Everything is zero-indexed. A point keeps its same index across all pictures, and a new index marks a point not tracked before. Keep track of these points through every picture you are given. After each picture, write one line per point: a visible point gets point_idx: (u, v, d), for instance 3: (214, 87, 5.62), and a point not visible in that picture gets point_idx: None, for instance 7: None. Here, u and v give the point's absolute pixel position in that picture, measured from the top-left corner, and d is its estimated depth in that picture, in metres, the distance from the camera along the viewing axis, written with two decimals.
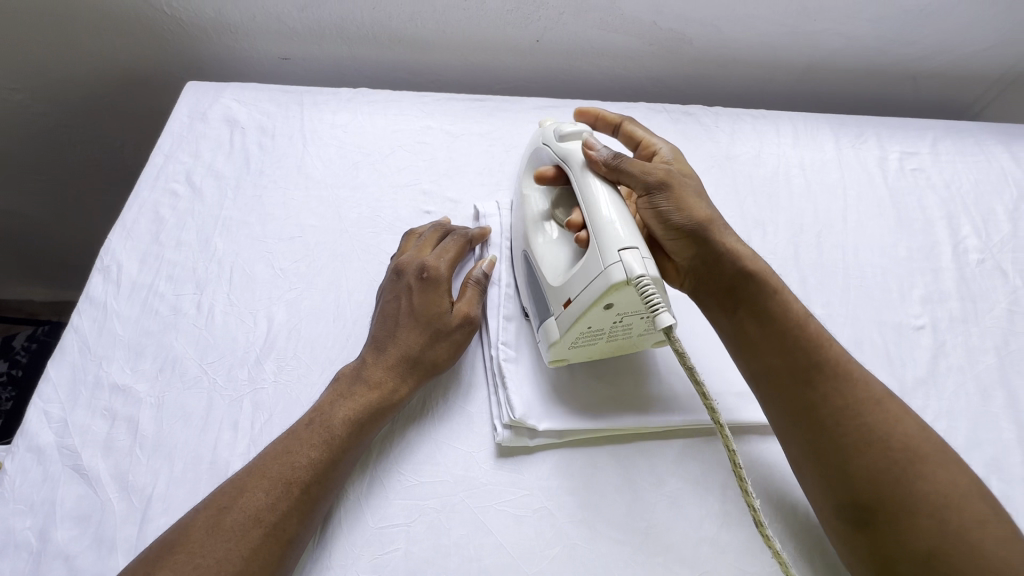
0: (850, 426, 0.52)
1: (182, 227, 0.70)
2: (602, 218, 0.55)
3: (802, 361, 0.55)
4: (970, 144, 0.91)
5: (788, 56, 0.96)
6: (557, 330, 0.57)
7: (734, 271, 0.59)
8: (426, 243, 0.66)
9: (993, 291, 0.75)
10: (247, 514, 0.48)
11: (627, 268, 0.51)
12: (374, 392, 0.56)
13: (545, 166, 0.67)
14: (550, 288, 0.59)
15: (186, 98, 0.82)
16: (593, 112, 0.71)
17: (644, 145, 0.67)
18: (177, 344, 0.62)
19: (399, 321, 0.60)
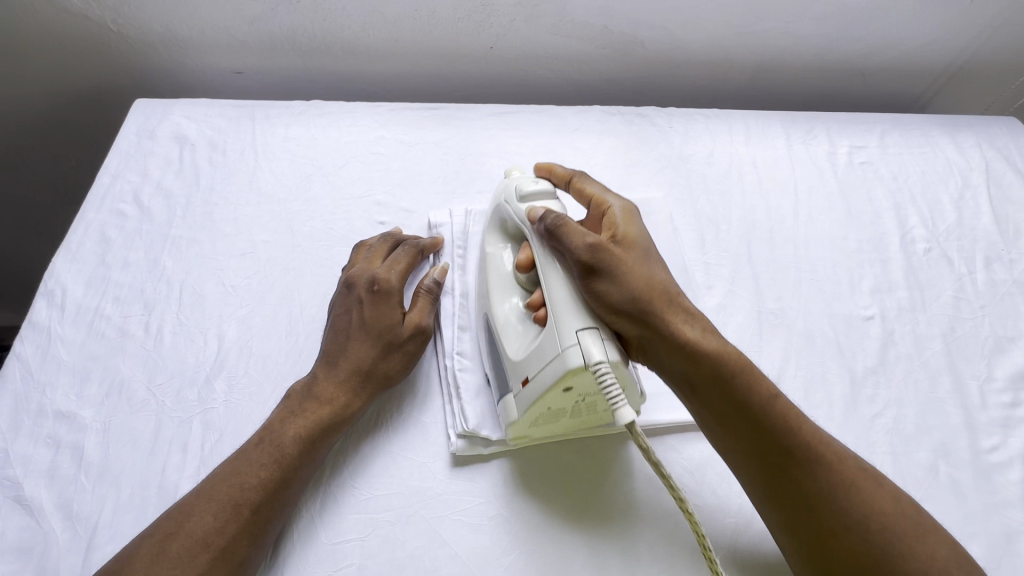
0: (804, 485, 0.50)
1: (130, 247, 0.69)
2: (559, 299, 0.54)
3: (768, 446, 0.51)
4: (916, 136, 0.93)
5: (739, 55, 0.98)
6: (515, 410, 0.55)
7: (688, 355, 0.53)
8: (375, 255, 0.66)
9: (939, 279, 0.77)
10: (198, 538, 0.48)
11: (584, 351, 0.50)
12: (326, 407, 0.56)
13: (507, 225, 0.65)
14: (509, 362, 0.57)
15: (133, 116, 0.81)
16: (546, 168, 0.68)
17: (596, 203, 0.63)
18: (124, 367, 0.61)
19: (351, 334, 0.60)
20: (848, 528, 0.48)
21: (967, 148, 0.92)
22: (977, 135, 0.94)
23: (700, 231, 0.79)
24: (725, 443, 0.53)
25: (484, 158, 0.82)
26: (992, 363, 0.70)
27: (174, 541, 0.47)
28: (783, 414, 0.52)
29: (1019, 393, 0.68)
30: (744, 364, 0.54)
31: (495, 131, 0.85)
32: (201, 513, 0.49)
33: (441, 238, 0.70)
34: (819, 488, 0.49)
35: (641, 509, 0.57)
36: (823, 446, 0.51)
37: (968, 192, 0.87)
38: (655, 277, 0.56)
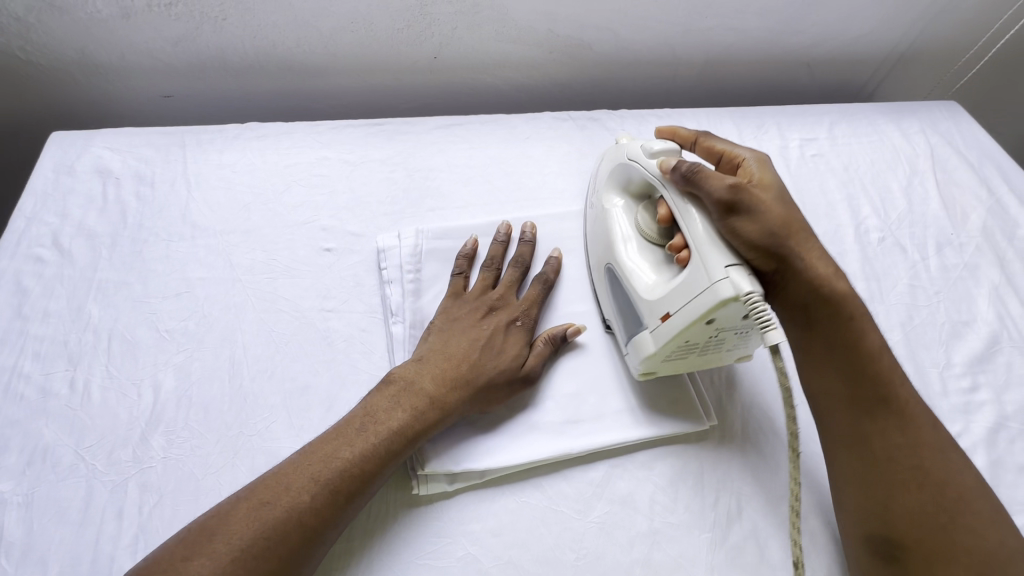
0: (893, 437, 0.54)
1: (50, 295, 0.64)
2: (700, 236, 0.56)
3: (870, 391, 0.55)
4: (863, 125, 0.94)
5: (686, 53, 0.97)
6: (653, 345, 0.58)
7: (812, 292, 0.58)
8: (508, 278, 0.67)
9: (894, 268, 0.78)
10: (227, 552, 0.44)
11: (736, 284, 0.52)
12: (429, 412, 0.55)
13: (631, 180, 0.67)
14: (643, 302, 0.59)
15: (48, 150, 0.75)
16: (670, 129, 0.69)
17: (727, 156, 0.64)
18: (48, 431, 0.56)
19: (483, 348, 0.60)
20: (924, 487, 0.51)
21: (912, 135, 0.93)
22: (921, 121, 0.96)
23: None
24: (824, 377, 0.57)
25: (434, 173, 0.79)
26: (950, 349, 0.71)
27: (192, 560, 0.43)
28: (886, 365, 0.56)
29: (978, 376, 0.69)
30: (863, 307, 0.59)
31: (444, 144, 0.82)
32: (233, 529, 0.45)
33: (562, 256, 0.70)
34: (914, 457, 0.53)
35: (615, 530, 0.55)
36: (919, 409, 0.55)
37: (916, 178, 0.88)
38: (788, 221, 0.58)
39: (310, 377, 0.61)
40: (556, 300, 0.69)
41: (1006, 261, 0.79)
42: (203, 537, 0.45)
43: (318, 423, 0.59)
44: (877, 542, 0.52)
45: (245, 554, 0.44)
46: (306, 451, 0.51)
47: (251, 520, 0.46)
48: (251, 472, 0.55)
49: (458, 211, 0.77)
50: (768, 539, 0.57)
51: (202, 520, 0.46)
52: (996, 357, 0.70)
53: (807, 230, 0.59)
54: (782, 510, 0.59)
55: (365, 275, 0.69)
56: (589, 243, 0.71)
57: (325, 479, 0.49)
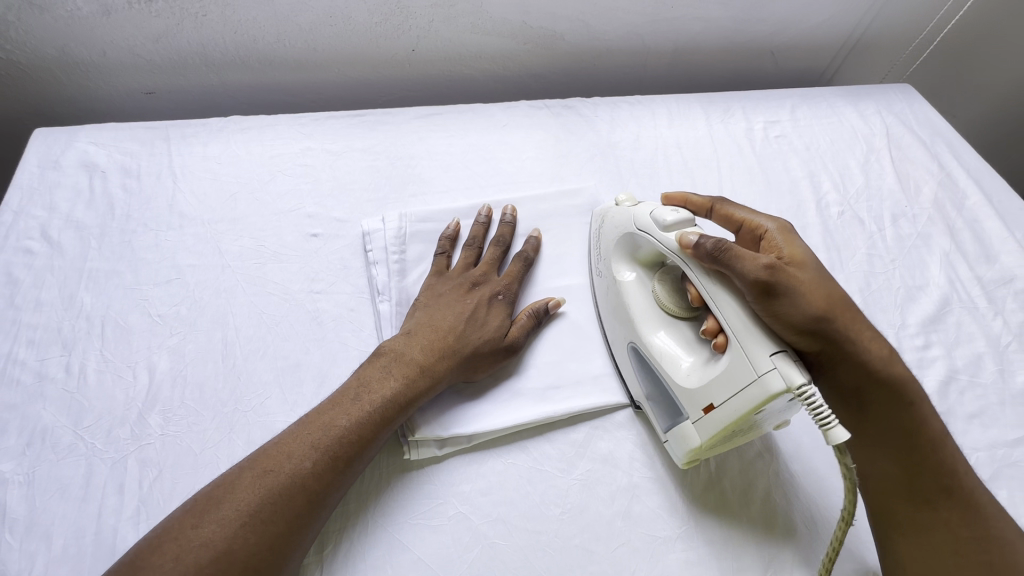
0: (959, 530, 0.52)
1: (42, 285, 0.65)
2: (739, 323, 0.53)
3: (933, 480, 0.54)
4: (824, 108, 0.99)
5: (655, 42, 1.01)
6: (700, 437, 0.56)
7: (871, 378, 0.55)
8: (490, 257, 0.70)
9: (854, 239, 0.83)
10: (237, 517, 0.46)
11: (786, 375, 0.49)
12: (420, 381, 0.58)
13: (642, 250, 0.64)
14: (684, 391, 0.57)
15: (33, 146, 0.76)
16: (681, 196, 0.69)
17: (748, 225, 0.62)
18: (46, 413, 0.57)
19: (468, 320, 0.63)
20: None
21: (869, 116, 0.99)
22: (877, 102, 1.01)
23: None
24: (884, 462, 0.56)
25: (416, 161, 0.82)
26: (905, 311, 0.76)
27: (202, 527, 0.46)
28: (950, 452, 0.55)
29: (930, 335, 0.74)
30: (918, 385, 0.57)
31: (424, 133, 0.85)
32: (241, 496, 0.48)
33: (541, 236, 0.74)
34: (979, 551, 0.51)
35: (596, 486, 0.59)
36: (987, 498, 0.54)
37: (872, 156, 0.94)
38: (836, 299, 0.55)
39: (301, 355, 0.64)
40: (535, 276, 0.72)
41: (955, 230, 0.85)
42: (211, 505, 0.47)
43: (311, 397, 0.61)
44: None
45: (255, 518, 0.47)
46: (302, 422, 0.53)
47: (259, 488, 0.48)
48: (247, 445, 0.58)
49: (440, 196, 0.79)
50: (741, 486, 0.60)
51: (208, 490, 0.48)
52: (947, 317, 0.76)
53: (850, 303, 0.57)
54: (752, 458, 0.62)
55: (351, 259, 0.72)
56: (602, 316, 0.69)
57: (325, 446, 0.52)
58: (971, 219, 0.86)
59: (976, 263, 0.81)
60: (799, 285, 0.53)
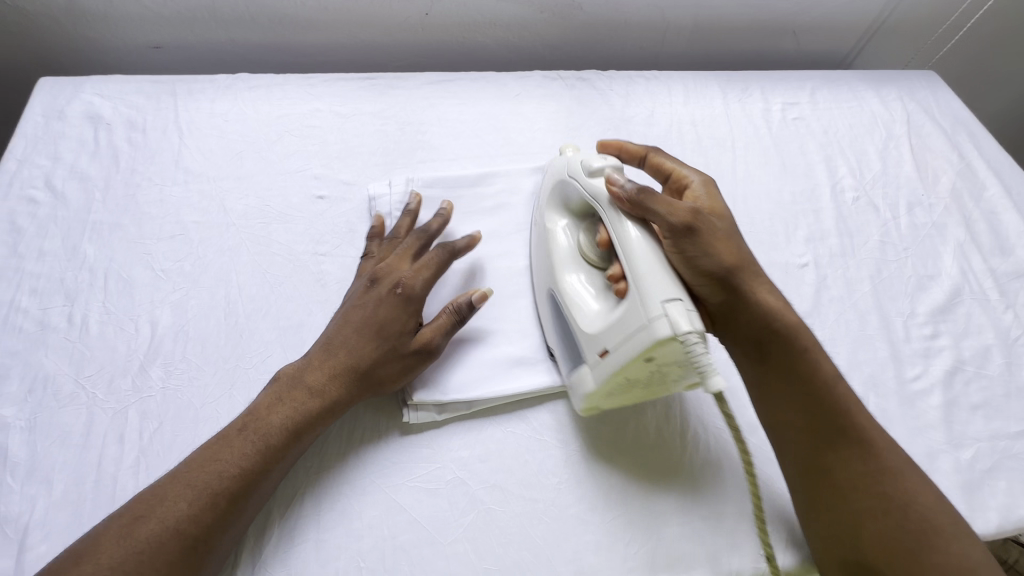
0: (853, 465, 0.54)
1: (45, 234, 0.65)
2: (637, 267, 0.53)
3: (827, 420, 0.56)
4: (844, 92, 0.97)
5: (675, 16, 0.99)
6: (594, 382, 0.56)
7: (766, 325, 0.59)
8: (404, 253, 0.63)
9: (867, 225, 0.81)
10: (169, 525, 0.45)
11: (673, 322, 0.50)
12: (314, 399, 0.54)
13: (572, 198, 0.64)
14: (584, 335, 0.57)
15: (38, 95, 0.75)
16: (616, 143, 0.69)
17: (674, 177, 0.65)
18: (47, 361, 0.57)
19: (359, 330, 0.57)
20: (887, 513, 0.51)
21: (890, 102, 0.96)
22: (899, 88, 0.98)
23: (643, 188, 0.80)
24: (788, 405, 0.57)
25: (426, 127, 0.81)
26: (915, 300, 0.75)
27: (143, 523, 0.45)
28: (843, 391, 0.57)
29: (939, 325, 0.73)
30: (811, 334, 0.60)
31: (434, 99, 0.83)
32: (178, 495, 0.46)
33: (477, 238, 0.65)
34: (876, 483, 0.53)
35: (597, 456, 0.59)
36: (877, 432, 0.55)
37: (891, 142, 0.91)
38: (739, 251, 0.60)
39: (304, 316, 0.63)
40: None
41: (971, 220, 0.83)
42: (157, 498, 0.46)
43: None
44: (851, 567, 0.52)
45: (182, 528, 0.45)
46: (219, 436, 0.51)
47: (153, 518, 0.45)
48: (247, 402, 0.58)
49: (449, 163, 0.78)
50: (739, 466, 0.60)
51: (156, 484, 0.47)
52: (957, 308, 0.75)
53: (754, 260, 0.62)
54: (757, 443, 0.62)
55: (357, 222, 0.71)
56: (533, 265, 0.69)
57: (264, 443, 0.50)
58: (988, 210, 0.85)
59: (990, 255, 0.80)
60: (710, 235, 0.57)
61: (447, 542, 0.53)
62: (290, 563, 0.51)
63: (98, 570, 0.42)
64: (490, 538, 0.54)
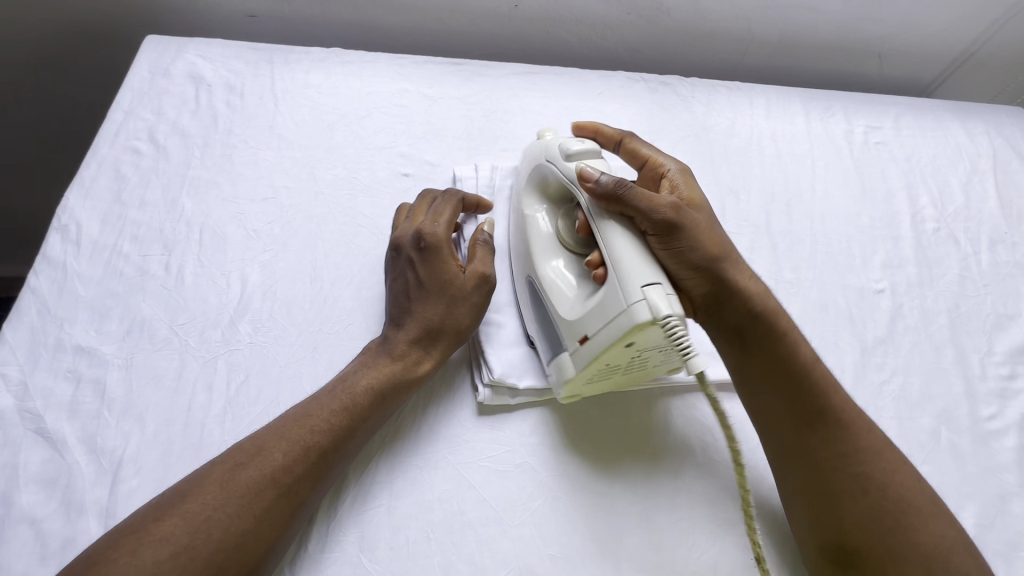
0: (835, 448, 0.53)
1: (146, 185, 0.67)
2: (621, 252, 0.51)
3: (807, 406, 0.54)
4: (929, 120, 0.95)
5: (761, 29, 0.98)
6: (573, 368, 0.54)
7: (751, 313, 0.56)
8: (417, 211, 0.62)
9: (947, 257, 0.80)
10: (267, 475, 0.47)
11: (653, 306, 0.47)
12: (398, 364, 0.55)
13: (549, 181, 0.62)
14: (564, 322, 0.55)
15: (145, 52, 0.77)
16: (592, 127, 0.66)
17: (651, 164, 0.62)
18: (145, 306, 0.60)
19: (411, 295, 0.57)
20: (867, 493, 0.51)
21: (976, 135, 0.94)
22: (986, 122, 0.96)
23: (721, 199, 0.79)
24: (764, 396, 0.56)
25: (509, 116, 0.81)
26: (993, 338, 0.73)
27: (245, 469, 0.47)
28: (822, 376, 0.55)
29: (1016, 366, 0.71)
30: (790, 318, 0.57)
31: (519, 90, 0.84)
32: (275, 448, 0.48)
33: (486, 200, 0.67)
34: (857, 467, 0.52)
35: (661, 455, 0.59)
36: (853, 415, 0.55)
37: (976, 176, 0.89)
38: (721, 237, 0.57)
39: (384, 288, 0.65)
40: None
41: None
42: (255, 450, 0.48)
43: None
44: (833, 550, 0.51)
45: (279, 478, 0.47)
46: (310, 397, 0.52)
47: (253, 466, 0.47)
48: (328, 365, 0.59)
49: None
50: None
51: (254, 437, 0.49)
52: None
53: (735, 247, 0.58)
54: None
55: None
56: (511, 249, 0.67)
57: (352, 406, 0.52)
58: None
59: None
60: (696, 225, 0.54)
61: (514, 524, 0.54)
62: (363, 525, 0.52)
63: (202, 511, 0.44)
64: (557, 525, 0.54)
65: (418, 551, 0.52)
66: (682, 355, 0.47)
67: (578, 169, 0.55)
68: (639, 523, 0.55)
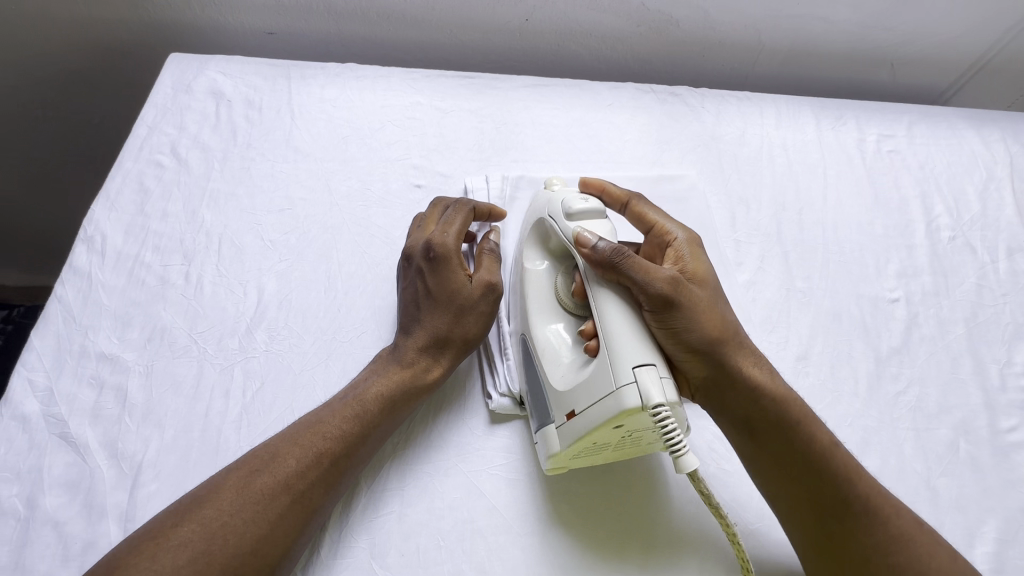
0: (862, 539, 0.51)
1: (168, 197, 0.69)
2: (617, 329, 0.51)
3: (829, 496, 0.52)
4: (943, 128, 0.94)
5: (771, 39, 0.98)
6: (557, 442, 0.53)
7: (758, 398, 0.54)
8: (430, 220, 0.63)
9: (963, 266, 0.79)
10: (280, 481, 0.48)
11: (643, 391, 0.47)
12: (407, 371, 0.56)
13: (550, 237, 0.61)
14: (552, 392, 0.54)
15: (169, 69, 0.80)
16: (598, 184, 0.65)
17: (657, 230, 0.61)
18: (165, 314, 0.61)
19: (420, 303, 0.58)
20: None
21: (992, 142, 0.93)
22: (1002, 129, 0.95)
23: (731, 209, 0.79)
24: (776, 487, 0.54)
25: (520, 128, 0.83)
26: (1012, 348, 0.72)
27: (260, 475, 0.48)
28: (841, 461, 0.54)
29: None
30: (803, 401, 0.56)
31: (530, 102, 0.86)
32: (288, 455, 0.49)
33: (498, 208, 0.66)
34: (888, 556, 0.50)
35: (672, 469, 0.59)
36: (882, 500, 0.53)
37: (993, 184, 0.88)
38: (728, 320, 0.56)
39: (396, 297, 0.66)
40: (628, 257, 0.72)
41: None
42: (269, 456, 0.49)
43: None
44: None
45: (292, 484, 0.48)
46: (323, 404, 0.54)
47: (268, 472, 0.48)
48: (342, 374, 0.60)
49: (540, 164, 0.80)
50: None
51: (269, 443, 0.50)
52: None
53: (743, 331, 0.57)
54: None
55: None
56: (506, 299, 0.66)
57: (362, 413, 0.53)
58: None
59: None
60: (697, 304, 0.54)
61: (524, 533, 0.54)
62: (374, 532, 0.53)
63: (219, 516, 0.45)
64: (567, 534, 0.55)
65: (428, 558, 0.52)
66: (675, 452, 0.47)
67: (579, 233, 0.55)
68: (651, 561, 0.54)
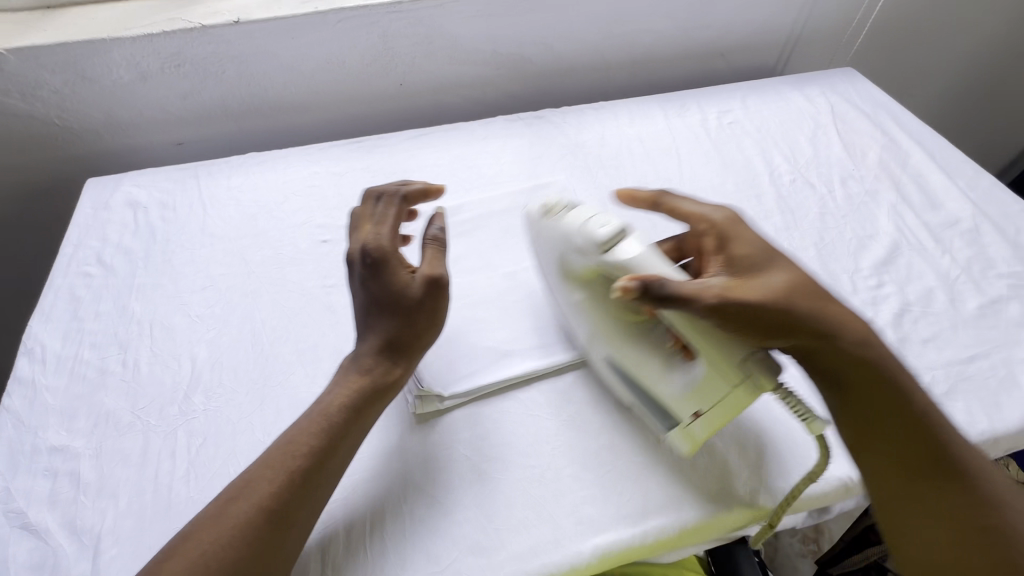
0: (941, 469, 0.55)
1: (99, 301, 0.77)
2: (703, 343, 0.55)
3: (900, 433, 0.56)
4: (771, 95, 1.10)
5: (613, 55, 1.14)
6: (691, 437, 0.60)
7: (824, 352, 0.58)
8: (366, 221, 0.70)
9: (806, 202, 0.91)
10: (254, 505, 0.53)
11: (766, 371, 0.54)
12: (364, 378, 0.62)
13: (577, 266, 0.64)
14: (672, 404, 0.60)
15: (87, 193, 0.90)
16: (625, 194, 0.71)
17: (695, 221, 0.65)
18: (107, 400, 0.68)
19: (369, 309, 0.65)
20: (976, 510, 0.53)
21: (814, 97, 1.09)
22: (821, 85, 1.11)
23: (602, 199, 0.91)
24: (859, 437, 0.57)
25: (408, 174, 0.94)
26: (858, 257, 0.83)
27: (235, 504, 0.53)
28: (908, 394, 0.57)
29: (882, 275, 0.81)
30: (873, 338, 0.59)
31: (414, 150, 0.98)
32: (262, 481, 0.55)
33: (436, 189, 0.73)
34: (961, 484, 0.54)
35: (693, 500, 0.61)
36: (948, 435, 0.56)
37: (820, 130, 1.03)
38: (789, 286, 0.59)
39: (318, 337, 0.73)
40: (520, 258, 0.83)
41: (901, 185, 0.93)
42: (244, 487, 0.54)
43: (328, 370, 0.71)
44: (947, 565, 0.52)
45: (267, 504, 0.53)
46: (293, 428, 0.59)
47: (241, 500, 0.53)
48: (276, 414, 0.67)
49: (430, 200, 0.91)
50: None
51: (241, 477, 0.56)
52: (898, 259, 0.83)
53: (812, 284, 0.60)
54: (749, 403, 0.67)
55: None
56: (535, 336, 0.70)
57: (329, 428, 0.59)
58: (915, 174, 0.95)
59: (921, 210, 0.89)
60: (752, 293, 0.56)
61: (461, 511, 0.60)
62: (325, 542, 0.59)
63: (197, 549, 0.51)
64: (500, 503, 0.61)
65: (374, 553, 0.58)
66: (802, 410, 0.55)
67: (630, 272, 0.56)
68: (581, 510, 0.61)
